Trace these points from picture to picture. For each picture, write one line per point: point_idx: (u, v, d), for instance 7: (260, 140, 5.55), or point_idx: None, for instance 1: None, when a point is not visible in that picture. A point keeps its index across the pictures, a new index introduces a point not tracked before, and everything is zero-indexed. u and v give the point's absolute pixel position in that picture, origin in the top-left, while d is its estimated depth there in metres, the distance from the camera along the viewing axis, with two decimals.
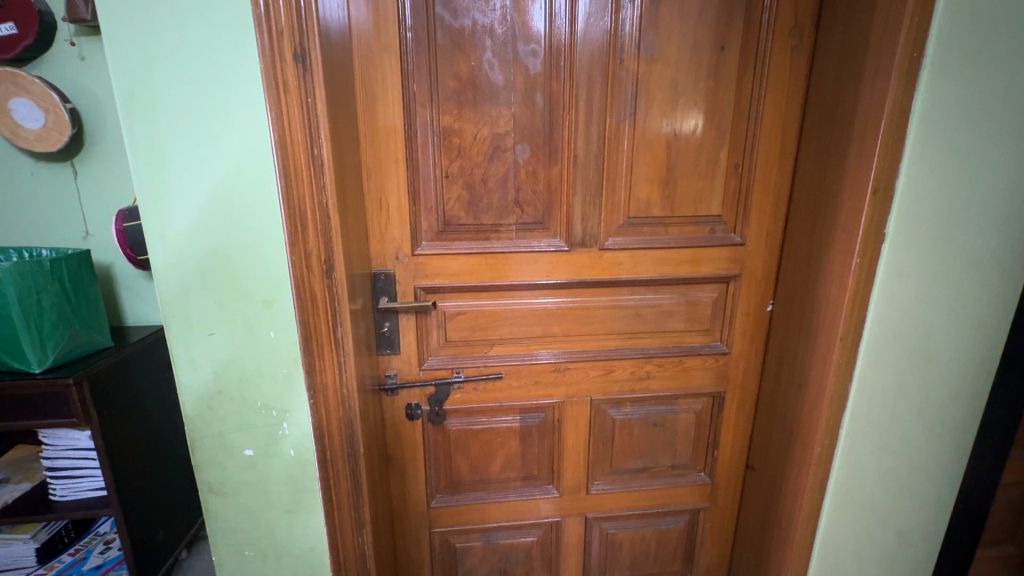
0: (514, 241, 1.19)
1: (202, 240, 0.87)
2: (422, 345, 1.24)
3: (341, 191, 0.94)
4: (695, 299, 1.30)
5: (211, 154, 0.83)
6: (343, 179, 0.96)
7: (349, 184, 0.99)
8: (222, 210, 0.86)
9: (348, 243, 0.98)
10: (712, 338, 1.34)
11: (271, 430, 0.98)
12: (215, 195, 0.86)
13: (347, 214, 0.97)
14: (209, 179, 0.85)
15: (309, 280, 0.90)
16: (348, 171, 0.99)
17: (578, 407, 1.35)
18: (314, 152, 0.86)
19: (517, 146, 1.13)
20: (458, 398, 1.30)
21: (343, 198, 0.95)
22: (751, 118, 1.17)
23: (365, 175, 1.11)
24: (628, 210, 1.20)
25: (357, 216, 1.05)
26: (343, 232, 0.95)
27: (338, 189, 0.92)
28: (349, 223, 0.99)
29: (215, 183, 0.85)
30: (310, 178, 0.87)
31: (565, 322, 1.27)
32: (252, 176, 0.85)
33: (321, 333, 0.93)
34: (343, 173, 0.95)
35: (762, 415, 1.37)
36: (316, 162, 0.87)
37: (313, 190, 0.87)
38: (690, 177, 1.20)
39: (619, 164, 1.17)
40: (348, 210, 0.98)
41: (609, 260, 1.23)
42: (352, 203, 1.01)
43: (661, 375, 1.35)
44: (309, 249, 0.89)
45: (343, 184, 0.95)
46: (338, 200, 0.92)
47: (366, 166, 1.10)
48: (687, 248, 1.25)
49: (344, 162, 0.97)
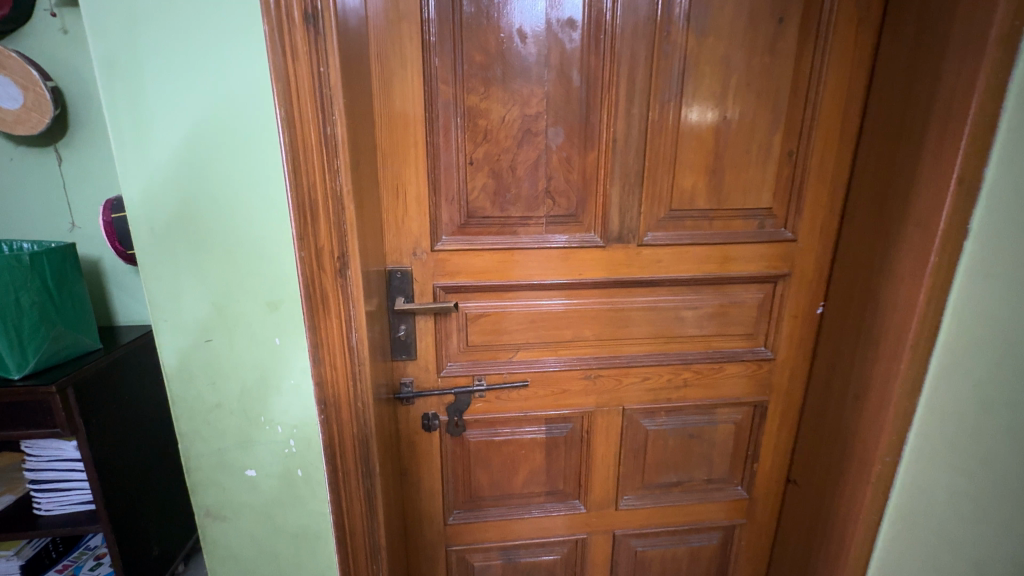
0: (544, 236, 1.08)
1: (196, 233, 0.76)
2: (441, 350, 1.13)
3: (355, 177, 0.82)
4: (740, 301, 1.18)
5: (205, 132, 0.72)
6: (358, 164, 0.84)
7: (364, 170, 0.87)
8: (218, 197, 0.75)
9: (363, 237, 0.86)
10: (756, 342, 1.23)
11: (277, 448, 0.87)
12: (209, 180, 0.74)
13: (362, 204, 0.86)
14: (203, 160, 0.73)
15: (321, 280, 0.79)
16: (362, 154, 0.87)
17: (608, 417, 1.24)
18: (326, 130, 0.74)
19: (550, 129, 1.01)
20: (479, 407, 1.19)
21: (359, 185, 0.84)
22: (807, 101, 1.06)
23: (379, 161, 0.99)
24: (670, 202, 1.09)
25: (372, 206, 0.93)
26: (359, 225, 0.83)
27: (353, 175, 0.81)
28: (364, 216, 0.87)
29: (210, 165, 0.73)
30: (322, 161, 0.75)
31: (597, 326, 1.16)
32: (252, 160, 0.73)
33: (334, 341, 0.82)
34: (358, 158, 0.83)
35: (809, 427, 1.26)
36: (329, 144, 0.75)
37: (324, 176, 0.75)
38: (739, 166, 1.08)
39: (662, 152, 1.05)
40: (363, 200, 0.86)
41: (648, 257, 1.12)
42: (367, 191, 0.89)
43: (699, 383, 1.24)
44: (321, 244, 0.77)
45: (358, 168, 0.83)
46: (353, 188, 0.80)
47: (381, 151, 0.98)
48: (733, 245, 1.13)
49: (359, 144, 0.85)
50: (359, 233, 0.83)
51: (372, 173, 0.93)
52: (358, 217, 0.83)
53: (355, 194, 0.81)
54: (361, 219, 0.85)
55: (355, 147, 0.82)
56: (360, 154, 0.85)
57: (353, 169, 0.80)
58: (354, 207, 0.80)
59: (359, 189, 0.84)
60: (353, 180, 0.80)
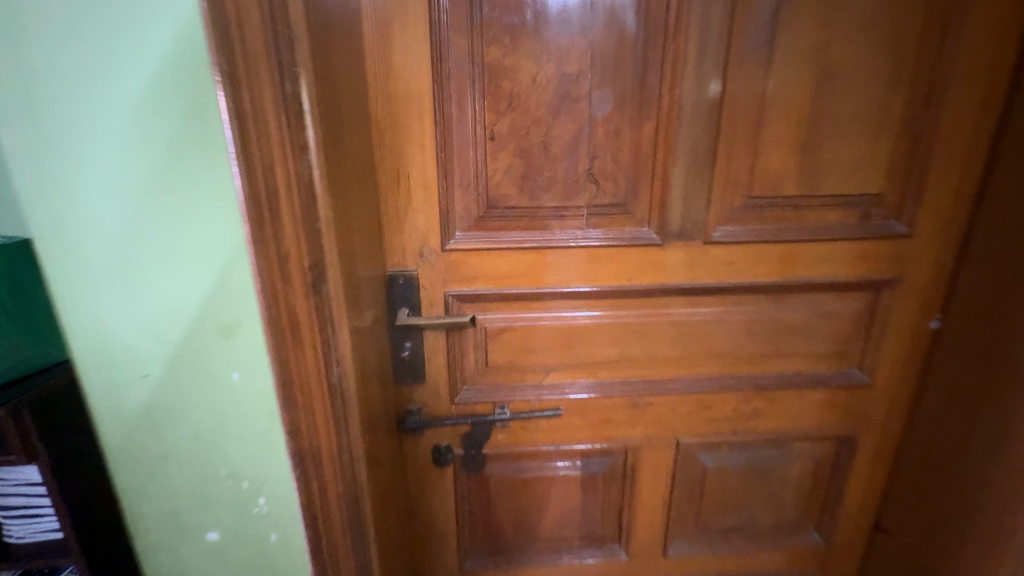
0: (584, 233, 0.85)
1: (136, 242, 0.59)
2: (455, 371, 0.92)
3: (334, 157, 0.59)
4: (832, 313, 0.93)
5: (140, 111, 0.55)
6: (340, 139, 0.62)
7: (350, 148, 0.65)
8: (162, 196, 0.59)
9: (349, 238, 0.65)
10: (848, 364, 0.98)
11: (241, 507, 0.68)
12: (153, 174, 0.58)
13: (346, 194, 0.64)
14: (141, 149, 0.57)
15: (287, 299, 0.57)
16: (347, 127, 0.65)
17: (659, 451, 1.01)
18: (284, 89, 0.51)
19: (595, 93, 0.78)
20: (501, 439, 0.98)
21: (341, 168, 0.62)
22: (943, 52, 0.79)
23: (375, 136, 0.77)
24: (748, 187, 0.84)
25: (363, 196, 0.72)
26: (341, 222, 0.62)
27: (332, 155, 0.59)
28: (351, 209, 0.66)
29: (151, 154, 0.57)
30: (280, 131, 0.52)
31: (648, 343, 0.93)
32: (205, 146, 0.58)
33: (308, 379, 0.61)
34: (339, 131, 0.61)
35: (911, 469, 1.01)
36: (289, 110, 0.52)
37: (284, 156, 0.53)
38: (843, 141, 0.82)
39: (742, 123, 0.80)
40: (348, 188, 0.65)
41: (716, 258, 0.88)
42: (355, 176, 0.67)
43: (773, 413, 1.00)
44: (284, 250, 0.55)
45: (339, 146, 0.61)
46: (331, 173, 0.58)
47: (376, 123, 0.77)
48: (826, 243, 0.88)
49: (342, 112, 0.62)
50: (341, 235, 0.61)
51: (362, 151, 0.71)
52: (340, 211, 0.61)
53: (331, 181, 0.58)
54: (345, 215, 0.63)
55: (334, 115, 0.60)
56: (343, 125, 0.63)
57: (330, 147, 0.58)
58: (332, 199, 0.58)
59: (341, 174, 0.62)
60: (331, 162, 0.58)
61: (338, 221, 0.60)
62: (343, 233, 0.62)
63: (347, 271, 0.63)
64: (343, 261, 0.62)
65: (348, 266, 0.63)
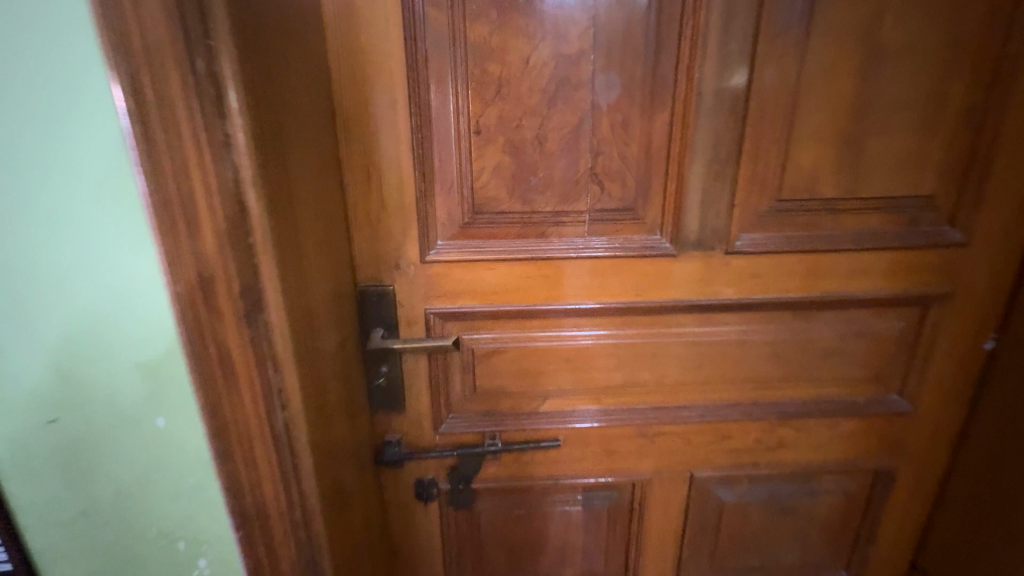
0: (585, 242, 0.73)
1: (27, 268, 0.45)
2: (438, 398, 0.81)
3: (277, 156, 0.48)
4: (870, 332, 0.81)
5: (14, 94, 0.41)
6: (285, 133, 0.50)
7: (300, 144, 0.54)
8: (55, 208, 0.44)
9: (299, 254, 0.53)
10: (888, 389, 0.86)
11: (179, 570, 0.58)
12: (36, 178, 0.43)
13: (295, 200, 0.52)
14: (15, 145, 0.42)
15: (214, 332, 0.46)
16: (296, 119, 0.53)
17: (670, 485, 0.90)
18: (195, 67, 0.39)
19: (599, 78, 0.66)
20: (492, 472, 0.87)
21: (288, 169, 0.51)
22: (1014, 27, 0.66)
23: (337, 130, 0.66)
24: (778, 188, 0.71)
25: (321, 201, 0.60)
26: (288, 234, 0.50)
27: (273, 153, 0.47)
28: (304, 219, 0.55)
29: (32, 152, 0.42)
30: (191, 122, 0.40)
31: (658, 366, 0.81)
32: (65, 136, 0.42)
33: (247, 427, 0.50)
34: (282, 123, 0.50)
35: (956, 509, 0.89)
36: (203, 94, 0.40)
37: (201, 155, 0.41)
38: (891, 134, 0.70)
39: (772, 113, 0.68)
40: (298, 194, 0.53)
41: (739, 271, 0.76)
42: (307, 178, 0.56)
43: (800, 444, 0.88)
44: (206, 272, 0.44)
45: (284, 141, 0.50)
46: (272, 175, 0.47)
47: (338, 115, 0.65)
48: (867, 252, 0.76)
49: (288, 99, 0.51)
50: (287, 251, 0.50)
51: (320, 149, 0.60)
52: (285, 222, 0.50)
53: (272, 185, 0.47)
54: (293, 227, 0.51)
55: (275, 103, 0.48)
56: (290, 116, 0.51)
57: (270, 143, 0.46)
58: (274, 207, 0.47)
59: (287, 175, 0.50)
60: (271, 161, 0.47)
61: (283, 234, 0.49)
62: (291, 248, 0.51)
63: (297, 294, 0.52)
64: (291, 281, 0.50)
65: (298, 287, 0.52)
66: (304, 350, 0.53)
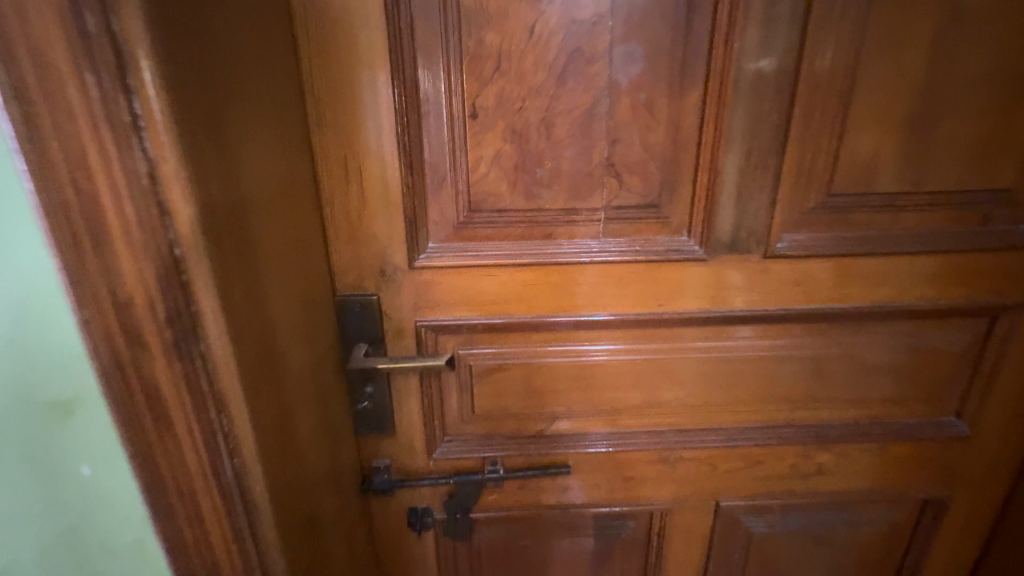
0: (600, 245, 0.63)
1: None
2: (431, 420, 0.71)
3: (218, 145, 0.38)
4: (927, 347, 0.71)
5: None
6: (231, 116, 0.40)
7: (255, 130, 0.44)
8: None
9: (254, 266, 0.44)
10: (944, 410, 0.75)
11: None
12: None
13: (247, 200, 0.43)
14: None
15: (135, 368, 0.37)
16: (248, 99, 0.43)
17: (693, 513, 0.80)
18: (84, 25, 0.30)
19: (618, 49, 0.55)
20: (493, 499, 0.78)
21: (236, 161, 0.41)
22: None
23: (307, 115, 0.56)
24: (828, 181, 0.61)
25: (285, 200, 0.51)
26: (236, 242, 0.41)
27: (211, 141, 0.37)
28: (260, 223, 0.45)
29: None
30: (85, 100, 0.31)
31: (682, 384, 0.72)
32: None
33: (187, 479, 0.41)
34: (228, 104, 0.40)
35: (1017, 543, 0.78)
36: (98, 61, 0.30)
37: (101, 141, 0.32)
38: (966, 116, 0.59)
39: (825, 90, 0.57)
40: (252, 193, 0.43)
41: (778, 278, 0.65)
42: (265, 171, 0.46)
43: (841, 470, 0.78)
44: (121, 292, 0.35)
45: (230, 126, 0.40)
46: (211, 168, 0.37)
47: (308, 98, 0.56)
48: (929, 256, 0.65)
49: (236, 74, 0.41)
50: (235, 264, 0.40)
51: (283, 138, 0.50)
52: (231, 228, 0.40)
53: (211, 180, 0.37)
54: (243, 233, 0.42)
55: (216, 77, 0.38)
56: (238, 95, 0.41)
57: (207, 128, 0.37)
58: (214, 210, 0.37)
59: (234, 169, 0.40)
60: (209, 151, 0.37)
61: (229, 243, 0.39)
62: (241, 260, 0.41)
63: (250, 315, 0.43)
64: (240, 302, 0.41)
65: (251, 307, 0.43)
66: (259, 383, 0.44)
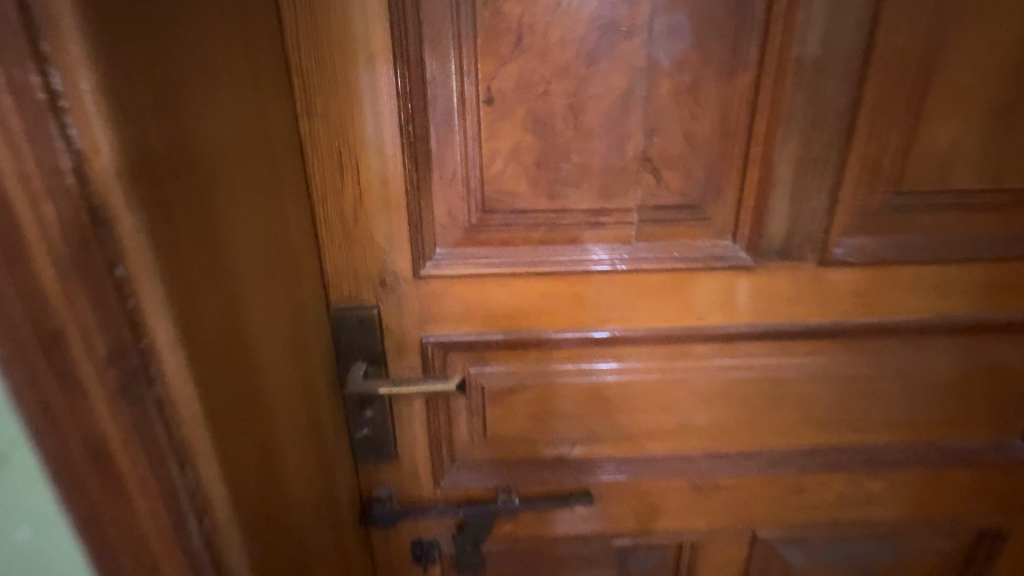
0: (633, 250, 0.55)
1: None
2: (439, 446, 0.64)
3: (172, 132, 0.30)
4: (996, 364, 0.63)
5: None
6: (191, 96, 0.32)
7: (224, 115, 0.36)
8: None
9: (224, 280, 0.36)
10: (1009, 434, 0.67)
11: None
12: None
13: (214, 200, 0.35)
14: None
15: (73, 418, 0.29)
16: (215, 77, 0.35)
17: (726, 545, 0.73)
18: None
19: (661, 23, 0.47)
20: (507, 530, 0.70)
21: (198, 153, 0.33)
22: None
23: (293, 100, 0.48)
24: (896, 177, 0.53)
25: (267, 199, 0.43)
26: (200, 253, 0.33)
27: (163, 127, 0.29)
28: (232, 228, 0.37)
29: None
30: None
31: (719, 405, 0.64)
32: None
33: (148, 557, 0.32)
34: (186, 81, 0.32)
35: None
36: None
37: (6, 127, 0.23)
38: None
39: (900, 71, 0.49)
40: (220, 192, 0.36)
41: (833, 288, 0.57)
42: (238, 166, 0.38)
43: (893, 498, 0.71)
44: (45, 325, 0.27)
45: (189, 108, 0.32)
46: (160, 161, 0.29)
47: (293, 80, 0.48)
48: (1005, 263, 0.58)
49: (197, 44, 0.33)
50: (198, 280, 0.33)
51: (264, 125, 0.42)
52: (192, 236, 0.32)
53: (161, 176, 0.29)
54: (210, 242, 0.34)
55: (168, 47, 0.30)
56: (201, 71, 0.33)
57: (155, 110, 0.29)
58: (165, 213, 0.29)
59: (195, 162, 0.33)
60: (158, 139, 0.29)
61: (189, 255, 0.32)
62: (206, 275, 0.34)
63: (220, 342, 0.35)
64: (204, 326, 0.33)
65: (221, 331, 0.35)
66: (234, 422, 0.36)
